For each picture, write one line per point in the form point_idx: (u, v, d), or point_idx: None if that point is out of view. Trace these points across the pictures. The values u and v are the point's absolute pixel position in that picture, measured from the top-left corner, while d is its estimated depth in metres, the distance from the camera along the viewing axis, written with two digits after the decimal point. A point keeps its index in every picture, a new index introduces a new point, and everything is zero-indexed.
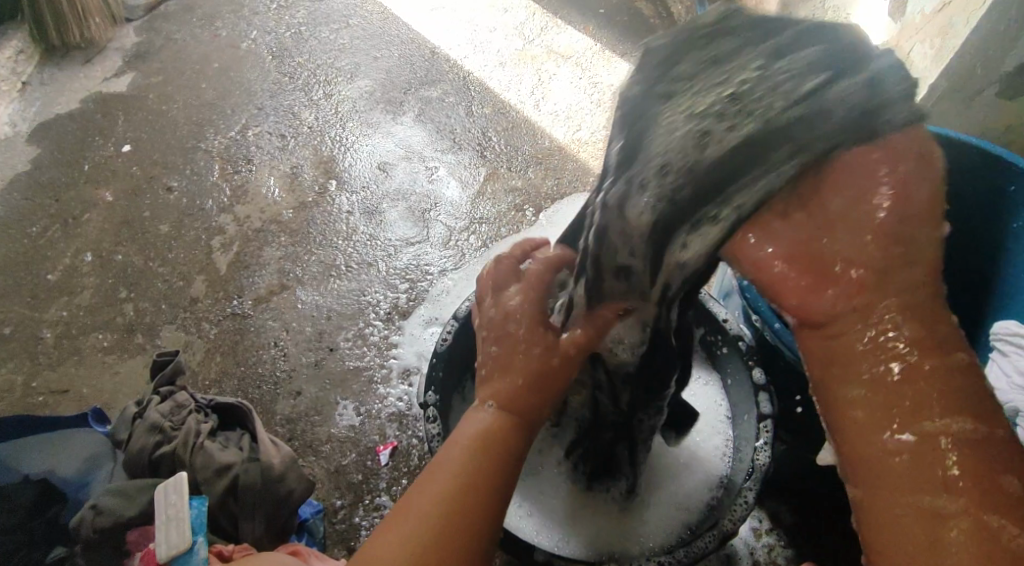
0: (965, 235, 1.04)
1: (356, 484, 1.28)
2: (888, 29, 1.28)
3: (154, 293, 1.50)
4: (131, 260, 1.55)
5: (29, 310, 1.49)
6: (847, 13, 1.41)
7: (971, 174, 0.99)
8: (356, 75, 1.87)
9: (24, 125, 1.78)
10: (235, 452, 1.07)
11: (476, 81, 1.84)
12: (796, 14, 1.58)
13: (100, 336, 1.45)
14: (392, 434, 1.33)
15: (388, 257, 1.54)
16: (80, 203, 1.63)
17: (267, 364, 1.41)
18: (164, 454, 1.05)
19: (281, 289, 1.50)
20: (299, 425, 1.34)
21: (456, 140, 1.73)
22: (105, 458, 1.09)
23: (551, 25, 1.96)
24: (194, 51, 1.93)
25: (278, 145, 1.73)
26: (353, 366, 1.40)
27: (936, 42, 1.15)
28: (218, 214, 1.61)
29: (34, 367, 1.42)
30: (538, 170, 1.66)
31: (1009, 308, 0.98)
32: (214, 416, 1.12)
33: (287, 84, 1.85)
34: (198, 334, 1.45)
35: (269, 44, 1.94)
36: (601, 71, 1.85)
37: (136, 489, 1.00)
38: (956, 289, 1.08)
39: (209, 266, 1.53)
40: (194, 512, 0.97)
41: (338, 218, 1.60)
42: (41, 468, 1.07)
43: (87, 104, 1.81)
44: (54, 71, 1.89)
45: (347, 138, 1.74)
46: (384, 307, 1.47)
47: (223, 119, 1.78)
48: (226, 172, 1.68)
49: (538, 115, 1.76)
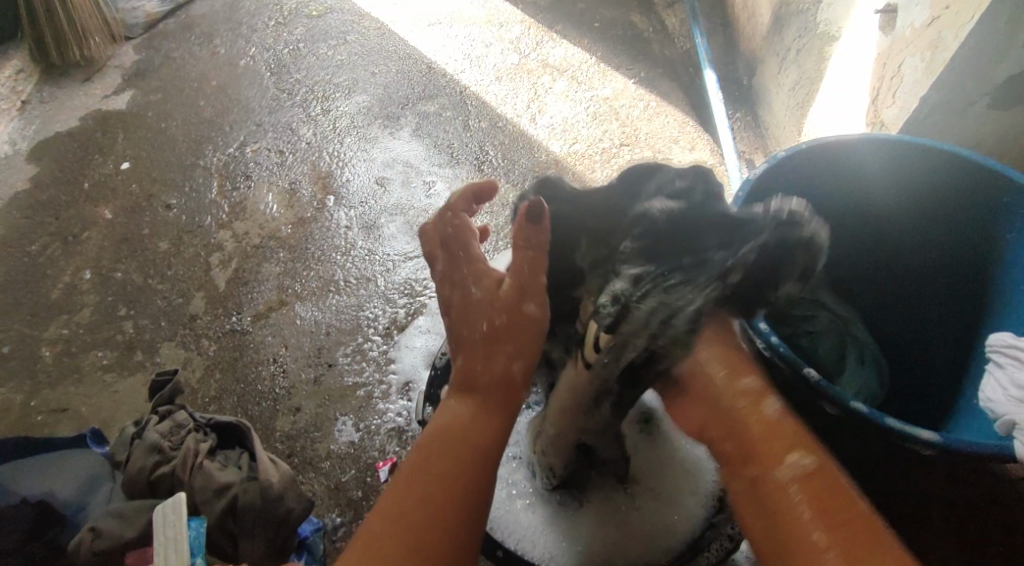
0: (960, 250, 1.05)
1: (356, 501, 1.28)
2: (879, 43, 1.29)
3: (153, 310, 1.50)
4: (130, 278, 1.55)
5: (28, 328, 1.49)
6: (839, 26, 1.42)
7: (965, 188, 1.00)
8: (354, 91, 1.88)
9: (24, 144, 1.79)
10: (234, 472, 1.07)
11: (473, 96, 1.85)
12: (789, 27, 1.59)
13: (99, 354, 1.45)
14: (392, 450, 1.33)
15: (387, 272, 1.54)
16: (79, 220, 1.64)
17: (266, 381, 1.41)
18: (162, 475, 1.05)
19: (279, 304, 1.50)
20: (298, 442, 1.34)
21: (454, 154, 1.74)
22: (103, 478, 1.10)
23: (547, 39, 1.97)
24: (192, 69, 1.94)
25: (277, 160, 1.73)
26: (351, 382, 1.40)
27: (928, 55, 1.16)
28: (216, 230, 1.61)
29: (33, 386, 1.42)
30: (535, 184, 1.67)
31: (1004, 320, 0.99)
32: (213, 435, 1.12)
33: (285, 100, 1.86)
34: (197, 351, 1.45)
35: (268, 61, 1.95)
36: (598, 84, 1.86)
37: (134, 511, 1.00)
38: (952, 300, 1.08)
39: (209, 283, 1.54)
40: (192, 534, 0.96)
41: (336, 233, 1.61)
42: (40, 489, 1.07)
43: (87, 122, 1.82)
44: (54, 90, 1.90)
45: (346, 154, 1.75)
46: (383, 322, 1.47)
47: (222, 135, 1.79)
48: (225, 189, 1.68)
49: (535, 129, 1.77)
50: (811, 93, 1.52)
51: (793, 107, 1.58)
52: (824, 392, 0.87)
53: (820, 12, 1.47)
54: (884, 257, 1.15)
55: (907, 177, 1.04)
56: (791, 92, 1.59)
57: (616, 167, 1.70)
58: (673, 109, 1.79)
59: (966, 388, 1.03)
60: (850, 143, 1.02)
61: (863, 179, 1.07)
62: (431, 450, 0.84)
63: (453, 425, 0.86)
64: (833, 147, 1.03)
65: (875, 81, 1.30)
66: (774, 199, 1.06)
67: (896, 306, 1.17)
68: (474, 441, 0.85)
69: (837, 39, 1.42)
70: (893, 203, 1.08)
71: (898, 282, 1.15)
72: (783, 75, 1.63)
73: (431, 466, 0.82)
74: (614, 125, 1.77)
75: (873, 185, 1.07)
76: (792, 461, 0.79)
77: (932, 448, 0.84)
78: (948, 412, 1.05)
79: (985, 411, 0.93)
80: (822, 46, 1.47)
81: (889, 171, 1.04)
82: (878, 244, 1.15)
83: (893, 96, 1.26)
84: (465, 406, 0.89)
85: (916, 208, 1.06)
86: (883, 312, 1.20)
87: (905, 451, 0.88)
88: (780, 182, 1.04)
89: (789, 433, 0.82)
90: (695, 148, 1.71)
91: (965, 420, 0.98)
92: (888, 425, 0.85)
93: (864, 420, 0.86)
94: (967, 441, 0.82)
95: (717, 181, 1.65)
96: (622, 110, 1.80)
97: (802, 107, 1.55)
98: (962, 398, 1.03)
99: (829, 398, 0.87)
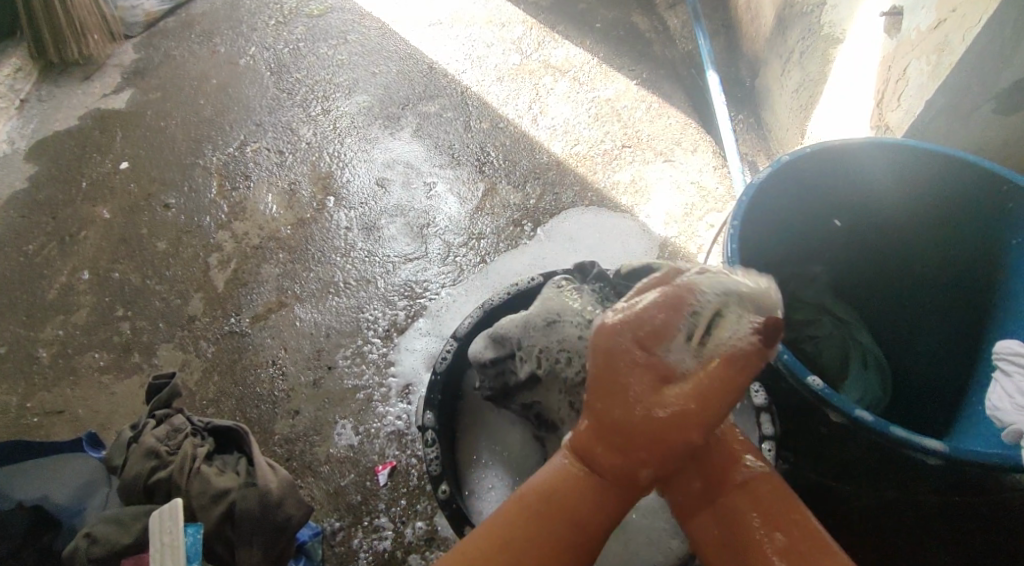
0: (965, 256, 1.04)
1: (355, 505, 1.27)
2: (884, 45, 1.28)
3: (151, 311, 1.49)
4: (128, 278, 1.54)
5: (25, 329, 1.48)
6: (844, 29, 1.41)
7: (972, 194, 0.99)
8: (354, 91, 1.87)
9: (22, 142, 1.77)
10: (232, 477, 1.06)
11: (475, 96, 1.84)
12: (793, 29, 1.58)
13: (96, 355, 1.44)
14: (392, 454, 1.32)
15: (387, 274, 1.53)
16: (77, 220, 1.63)
17: (265, 383, 1.40)
18: (159, 480, 1.04)
19: (278, 306, 1.49)
20: (297, 445, 1.33)
21: (455, 155, 1.72)
22: (99, 483, 1.09)
23: (549, 39, 1.96)
24: (192, 68, 1.92)
25: (276, 160, 1.72)
26: (351, 385, 1.39)
27: (933, 59, 1.15)
28: (215, 231, 1.60)
29: (30, 388, 1.41)
30: (536, 185, 1.66)
31: (1009, 328, 0.98)
32: (210, 439, 1.11)
33: (285, 100, 1.85)
34: (195, 353, 1.44)
35: (268, 60, 1.94)
36: (600, 85, 1.85)
37: (131, 517, 0.99)
38: (957, 306, 1.07)
39: (208, 284, 1.53)
40: (189, 540, 0.95)
41: (336, 235, 1.59)
42: (35, 494, 1.06)
43: (86, 121, 1.81)
44: (52, 88, 1.89)
45: (346, 154, 1.73)
46: (383, 324, 1.46)
47: (221, 135, 1.77)
48: (225, 190, 1.67)
49: (537, 130, 1.76)
50: (814, 96, 1.51)
51: (796, 109, 1.57)
52: (829, 401, 0.86)
53: (825, 14, 1.46)
54: (888, 262, 1.14)
55: (913, 182, 1.03)
56: (795, 95, 1.58)
57: (617, 168, 1.69)
58: (675, 111, 1.78)
59: (971, 396, 1.02)
60: (854, 148, 1.01)
61: (868, 184, 1.06)
62: (521, 513, 0.73)
63: (544, 490, 0.74)
64: (839, 151, 1.01)
65: (880, 84, 1.30)
66: (778, 204, 1.05)
67: (900, 312, 1.16)
68: (554, 506, 0.73)
69: (842, 42, 1.41)
70: (898, 208, 1.07)
71: (903, 288, 1.14)
72: (786, 77, 1.62)
73: (513, 531, 0.72)
74: (616, 126, 1.76)
75: (878, 190, 1.06)
76: (744, 470, 0.78)
77: (938, 458, 0.83)
78: (953, 420, 1.04)
79: (992, 420, 0.92)
80: (827, 48, 1.46)
81: (895, 177, 1.03)
82: (882, 249, 1.14)
83: (898, 100, 1.25)
84: (565, 478, 0.74)
85: (922, 213, 1.06)
86: (887, 318, 1.19)
87: (909, 460, 0.87)
88: (784, 187, 1.03)
89: (736, 431, 0.80)
90: (698, 150, 1.70)
91: (971, 428, 0.97)
92: (893, 435, 0.84)
93: (869, 429, 0.85)
94: (974, 451, 0.81)
95: (719, 183, 1.64)
96: (623, 111, 1.79)
97: (805, 109, 1.54)
98: (967, 405, 1.02)
99: (833, 406, 0.87)
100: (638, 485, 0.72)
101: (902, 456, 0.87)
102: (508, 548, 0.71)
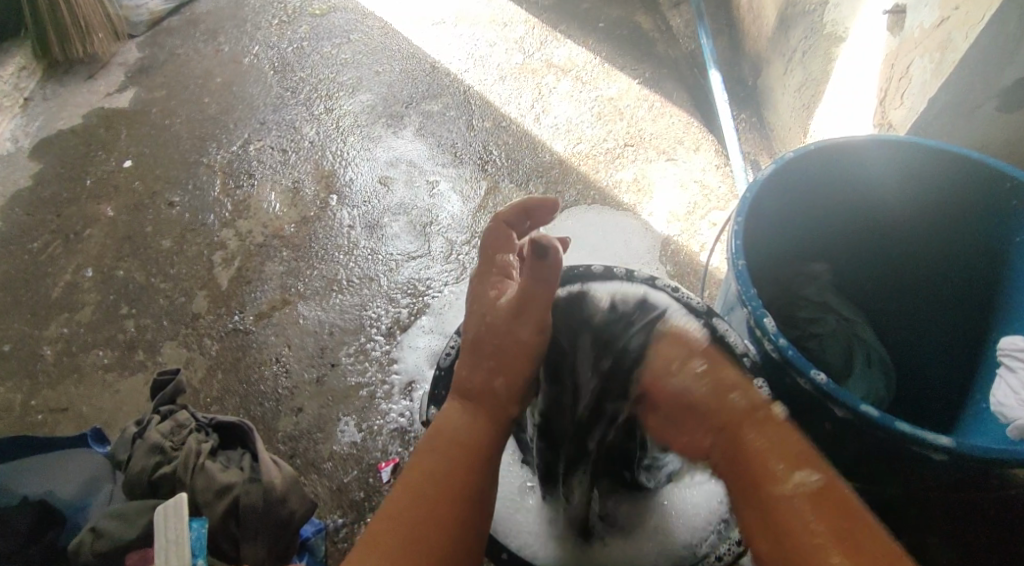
0: (969, 253, 1.04)
1: (358, 502, 1.27)
2: (888, 44, 1.28)
3: (155, 309, 1.50)
4: (132, 276, 1.54)
5: (30, 326, 1.49)
6: (846, 28, 1.41)
7: (975, 191, 0.99)
8: (357, 90, 1.87)
9: (27, 141, 1.78)
10: (236, 472, 1.07)
11: (478, 95, 1.84)
12: (795, 28, 1.58)
13: (100, 353, 1.45)
14: (395, 451, 1.32)
15: (390, 272, 1.54)
16: (81, 218, 1.63)
17: (268, 381, 1.40)
18: (164, 475, 1.04)
19: (282, 304, 1.49)
20: (300, 442, 1.33)
21: (458, 154, 1.73)
22: (104, 479, 1.09)
23: (552, 38, 1.97)
24: (196, 67, 1.93)
25: (280, 159, 1.73)
26: (354, 383, 1.39)
27: (937, 57, 1.15)
28: (219, 229, 1.61)
29: (34, 385, 1.41)
30: (539, 184, 1.66)
31: (1014, 325, 0.98)
32: (215, 435, 1.12)
33: (289, 99, 1.85)
34: (199, 351, 1.44)
35: (271, 59, 1.94)
36: (602, 84, 1.85)
37: (136, 512, 0.99)
38: (960, 304, 1.07)
39: (211, 282, 1.53)
40: (194, 535, 0.95)
41: (339, 233, 1.60)
42: (41, 489, 1.07)
43: (90, 120, 1.82)
44: (56, 87, 1.90)
45: (349, 153, 1.74)
46: (386, 322, 1.47)
47: (225, 133, 1.78)
48: (228, 188, 1.68)
49: (539, 129, 1.76)
50: (817, 94, 1.51)
51: (799, 107, 1.57)
52: (833, 396, 0.86)
53: (828, 13, 1.46)
54: (891, 260, 1.14)
55: (916, 179, 1.03)
56: (797, 93, 1.58)
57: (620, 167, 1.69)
58: (678, 110, 1.78)
59: (974, 393, 1.02)
60: (858, 145, 1.01)
61: (871, 182, 1.06)
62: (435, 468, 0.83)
63: (456, 434, 0.87)
64: (843, 148, 1.02)
65: (883, 82, 1.30)
66: (781, 201, 1.05)
67: (903, 310, 1.16)
68: (465, 445, 0.86)
69: (845, 40, 1.42)
70: (900, 205, 1.07)
71: (908, 286, 1.14)
72: (789, 76, 1.62)
73: (431, 464, 0.84)
74: (618, 125, 1.77)
75: (881, 188, 1.06)
76: (801, 477, 0.79)
77: (943, 453, 0.83)
78: (957, 417, 1.04)
79: (996, 416, 0.92)
80: (829, 47, 1.47)
81: (899, 174, 1.03)
82: (885, 247, 1.14)
83: (902, 98, 1.25)
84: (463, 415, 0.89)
85: (925, 210, 1.06)
86: (890, 316, 1.19)
87: (913, 456, 0.87)
88: (787, 185, 1.03)
89: (779, 430, 0.84)
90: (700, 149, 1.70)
91: (975, 425, 0.97)
92: (897, 430, 0.84)
93: (873, 424, 0.85)
94: (978, 446, 0.81)
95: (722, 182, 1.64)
96: (626, 110, 1.79)
97: (808, 108, 1.54)
98: (971, 403, 1.02)
99: (837, 403, 0.87)
100: (494, 398, 0.90)
101: (905, 451, 0.88)
102: (433, 480, 0.82)
